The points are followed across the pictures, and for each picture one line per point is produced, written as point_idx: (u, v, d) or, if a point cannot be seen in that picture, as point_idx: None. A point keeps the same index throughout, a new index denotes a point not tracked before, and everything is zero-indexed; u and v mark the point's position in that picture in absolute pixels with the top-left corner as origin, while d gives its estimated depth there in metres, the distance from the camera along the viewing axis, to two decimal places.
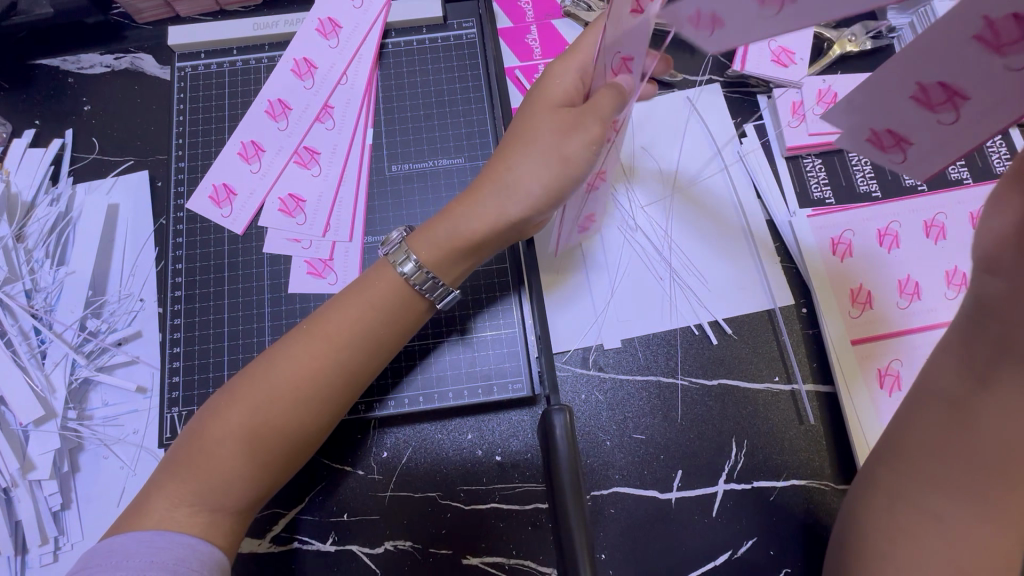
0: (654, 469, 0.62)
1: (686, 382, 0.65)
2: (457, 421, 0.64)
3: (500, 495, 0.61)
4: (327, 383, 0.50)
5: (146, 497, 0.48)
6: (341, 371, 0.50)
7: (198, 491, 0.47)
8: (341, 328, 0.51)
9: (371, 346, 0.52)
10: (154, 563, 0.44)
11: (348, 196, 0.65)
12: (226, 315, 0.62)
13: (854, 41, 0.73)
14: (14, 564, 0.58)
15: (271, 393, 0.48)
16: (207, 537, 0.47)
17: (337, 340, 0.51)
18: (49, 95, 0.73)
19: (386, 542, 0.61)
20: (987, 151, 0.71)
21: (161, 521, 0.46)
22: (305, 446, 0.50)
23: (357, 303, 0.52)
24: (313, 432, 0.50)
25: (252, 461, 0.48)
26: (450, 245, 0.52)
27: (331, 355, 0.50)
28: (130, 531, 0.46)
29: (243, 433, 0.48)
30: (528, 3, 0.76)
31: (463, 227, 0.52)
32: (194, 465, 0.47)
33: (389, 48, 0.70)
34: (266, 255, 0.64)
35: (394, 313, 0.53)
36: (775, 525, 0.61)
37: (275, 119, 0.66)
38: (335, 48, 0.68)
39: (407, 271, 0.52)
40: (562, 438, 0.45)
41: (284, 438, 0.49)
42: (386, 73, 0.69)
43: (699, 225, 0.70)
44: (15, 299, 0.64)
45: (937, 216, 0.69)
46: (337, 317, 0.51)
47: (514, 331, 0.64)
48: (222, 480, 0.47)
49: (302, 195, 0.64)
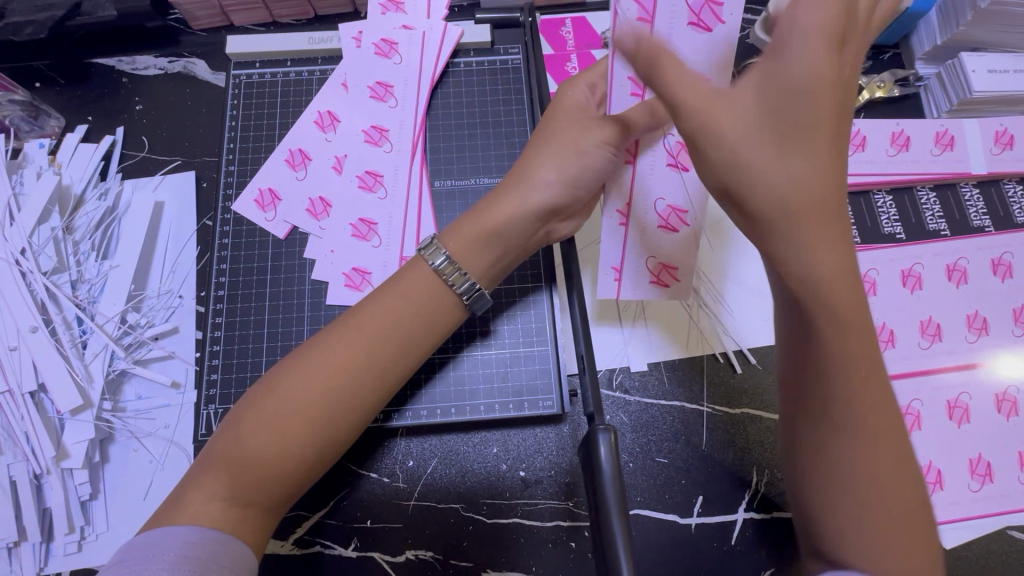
0: (675, 493, 0.63)
1: (710, 409, 0.66)
2: (484, 434, 0.65)
3: (522, 511, 0.62)
4: (362, 379, 0.50)
5: (184, 492, 0.46)
6: (375, 363, 0.50)
7: (233, 486, 0.46)
8: (376, 323, 0.51)
9: (404, 338, 0.51)
10: (187, 557, 0.42)
11: (389, 218, 0.66)
12: (266, 317, 0.64)
13: (883, 87, 0.76)
14: (39, 553, 0.59)
15: (310, 385, 0.48)
16: (238, 533, 0.45)
17: (374, 332, 0.51)
18: (104, 93, 0.76)
19: (408, 551, 0.61)
20: (1009, 199, 0.74)
21: (195, 517, 0.45)
22: (347, 436, 0.50)
23: (389, 296, 0.52)
24: (354, 423, 0.50)
25: (288, 456, 0.47)
26: (479, 234, 0.55)
27: (364, 348, 0.50)
28: (165, 523, 0.45)
29: (278, 426, 0.47)
30: (570, 32, 0.80)
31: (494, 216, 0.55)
32: (228, 459, 0.46)
33: (459, 70, 0.72)
34: (308, 261, 0.65)
35: (427, 305, 0.53)
36: (794, 556, 0.61)
37: (322, 129, 0.69)
38: (398, 64, 0.71)
39: (439, 263, 0.53)
40: (605, 460, 0.45)
41: (324, 430, 0.48)
42: (447, 96, 0.72)
43: (729, 259, 0.72)
44: (59, 288, 0.65)
45: (959, 260, 0.71)
46: (369, 311, 0.51)
47: (546, 349, 0.65)
48: (266, 475, 0.46)
49: (373, 218, 0.66)
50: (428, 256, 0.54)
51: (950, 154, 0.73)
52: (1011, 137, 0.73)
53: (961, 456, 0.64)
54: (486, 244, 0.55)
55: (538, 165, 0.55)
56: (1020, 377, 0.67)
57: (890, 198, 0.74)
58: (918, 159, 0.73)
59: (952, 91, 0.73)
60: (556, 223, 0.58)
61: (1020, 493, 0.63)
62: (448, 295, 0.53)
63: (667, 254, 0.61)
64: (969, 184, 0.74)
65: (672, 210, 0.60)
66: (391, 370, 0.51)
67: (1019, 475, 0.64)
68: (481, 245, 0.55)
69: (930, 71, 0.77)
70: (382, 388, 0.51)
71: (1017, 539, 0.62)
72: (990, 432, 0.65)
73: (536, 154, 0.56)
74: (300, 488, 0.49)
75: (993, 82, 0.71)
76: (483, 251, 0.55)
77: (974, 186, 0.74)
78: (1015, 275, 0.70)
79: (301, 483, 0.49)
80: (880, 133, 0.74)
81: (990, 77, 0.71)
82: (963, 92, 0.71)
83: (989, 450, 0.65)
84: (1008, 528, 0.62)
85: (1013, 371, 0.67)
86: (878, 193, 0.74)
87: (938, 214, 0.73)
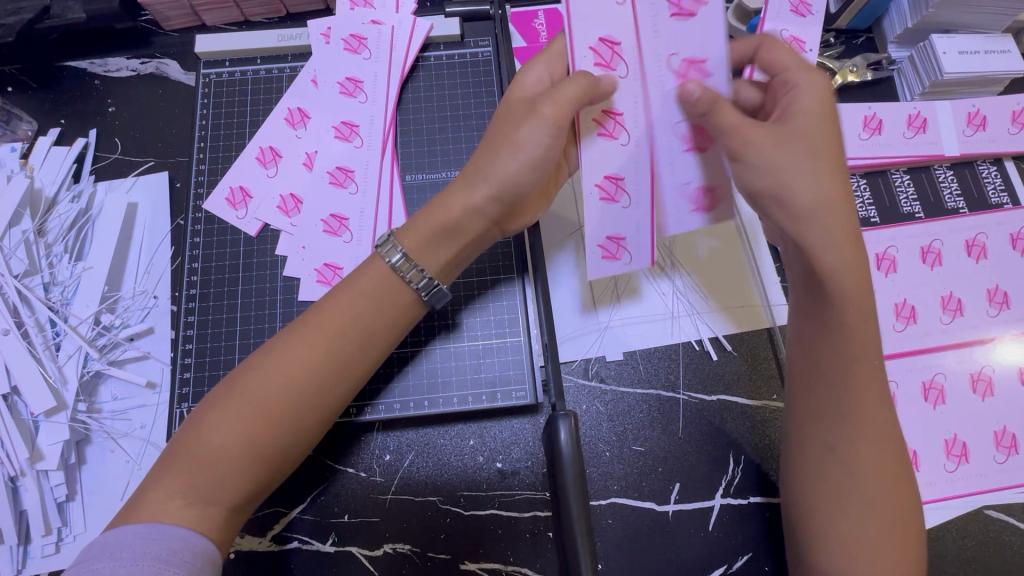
0: (652, 481, 0.63)
1: (686, 396, 0.66)
2: (460, 427, 0.65)
3: (499, 501, 0.62)
4: (322, 380, 0.49)
5: (146, 490, 0.47)
6: (335, 359, 0.50)
7: (194, 483, 0.46)
8: (334, 322, 0.51)
9: (364, 337, 0.51)
10: (147, 554, 0.42)
11: (359, 213, 0.66)
12: (238, 315, 0.64)
13: (855, 71, 0.76)
14: (16, 555, 0.59)
15: (270, 383, 0.48)
16: (201, 530, 0.46)
17: (332, 331, 0.50)
18: (75, 95, 0.76)
19: (386, 545, 0.61)
20: (982, 180, 0.74)
21: (161, 515, 0.45)
22: (307, 434, 0.50)
23: (348, 294, 0.52)
24: (315, 420, 0.50)
25: (245, 453, 0.47)
26: (438, 233, 0.53)
27: (325, 349, 0.50)
28: (126, 523, 0.45)
29: (235, 423, 0.47)
30: (542, 24, 0.81)
31: (450, 215, 0.53)
32: (188, 457, 0.46)
33: (430, 62, 0.72)
34: (280, 258, 0.66)
35: (386, 304, 0.52)
36: (769, 540, 0.61)
37: (292, 126, 0.69)
38: (368, 59, 0.70)
39: (394, 261, 0.53)
40: (567, 446, 0.45)
41: (285, 425, 0.48)
42: (418, 87, 0.72)
43: (702, 246, 0.72)
44: (32, 291, 0.66)
45: (934, 242, 0.71)
46: (328, 310, 0.51)
47: (519, 340, 0.65)
48: (224, 471, 0.46)
49: (345, 214, 0.66)
50: (385, 255, 0.53)
51: (923, 137, 0.73)
52: (984, 118, 0.73)
53: (937, 437, 0.64)
54: (444, 240, 0.53)
55: (485, 160, 0.53)
56: (995, 357, 0.67)
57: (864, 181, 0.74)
58: (891, 142, 0.73)
59: (923, 74, 0.73)
60: (511, 217, 0.57)
61: (996, 473, 0.63)
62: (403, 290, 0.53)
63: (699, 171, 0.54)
64: (943, 166, 0.74)
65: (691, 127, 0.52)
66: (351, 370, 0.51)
67: (995, 455, 0.64)
68: (439, 241, 0.53)
69: (902, 54, 0.78)
70: (343, 388, 0.51)
71: (994, 518, 0.62)
72: (965, 413, 0.65)
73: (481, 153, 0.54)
74: (267, 484, 0.49)
75: (963, 64, 0.71)
76: (443, 248, 0.54)
77: (948, 168, 0.74)
78: (989, 256, 0.70)
79: (268, 479, 0.49)
80: (853, 116, 0.73)
81: (960, 59, 0.71)
82: (934, 75, 0.71)
83: (965, 431, 0.65)
84: (984, 508, 0.62)
85: (987, 352, 0.67)
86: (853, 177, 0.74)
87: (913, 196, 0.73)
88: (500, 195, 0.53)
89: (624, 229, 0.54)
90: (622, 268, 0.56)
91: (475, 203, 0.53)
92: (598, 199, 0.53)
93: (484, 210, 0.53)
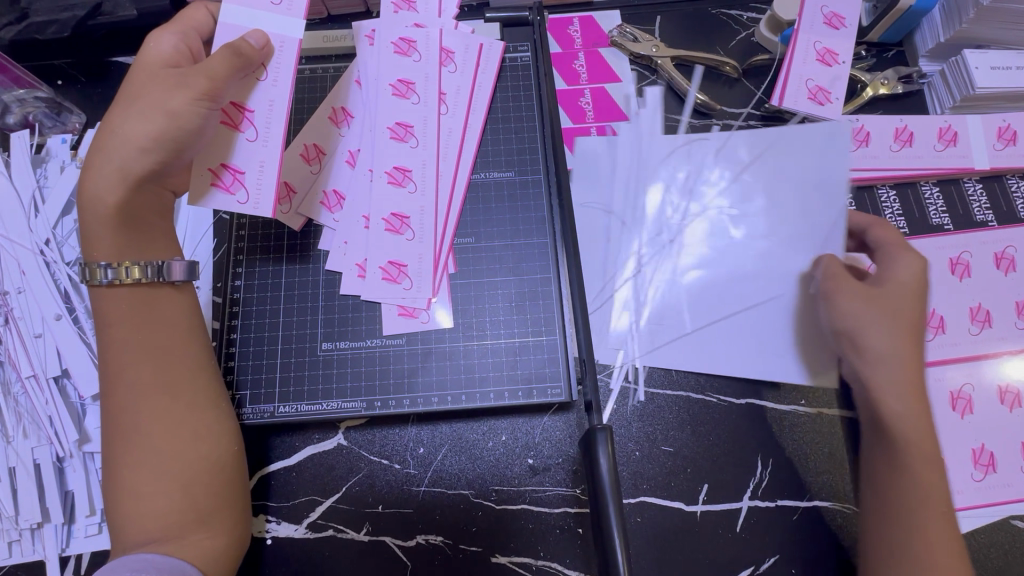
0: (681, 481, 0.64)
1: (715, 399, 0.67)
2: (493, 422, 0.66)
3: (530, 497, 0.63)
4: (164, 364, 0.55)
5: (136, 484, 0.53)
6: (150, 340, 0.56)
7: (160, 473, 0.53)
8: (137, 310, 0.56)
9: (179, 345, 0.57)
10: None
11: (419, 211, 0.67)
12: (281, 306, 0.68)
13: (886, 84, 0.78)
14: (60, 533, 0.60)
15: (121, 363, 0.55)
16: (167, 551, 0.51)
17: (149, 319, 0.56)
18: None
19: (418, 535, 0.63)
20: (1011, 194, 0.75)
21: (140, 537, 0.52)
22: (163, 419, 0.54)
23: (127, 297, 0.56)
24: (159, 402, 0.54)
25: (138, 432, 0.54)
26: (120, 177, 0.55)
27: (136, 331, 0.55)
28: (137, 505, 0.52)
29: (133, 402, 0.54)
30: (578, 30, 0.83)
31: (136, 161, 0.55)
32: (119, 443, 0.54)
33: (507, 62, 0.76)
34: (322, 252, 0.69)
35: (151, 299, 0.57)
36: (796, 543, 0.63)
37: (336, 124, 0.71)
38: (418, 61, 0.69)
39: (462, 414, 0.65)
40: (603, 467, 0.50)
41: (132, 406, 0.54)
42: (493, 106, 0.75)
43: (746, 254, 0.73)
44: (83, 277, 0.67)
45: (962, 254, 0.72)
46: (110, 304, 0.56)
47: (554, 338, 0.67)
48: (119, 443, 0.54)
49: (404, 212, 0.67)
50: (93, 279, 0.55)
51: (953, 150, 0.74)
52: (1014, 133, 0.75)
53: (963, 446, 0.65)
54: (142, 199, 0.57)
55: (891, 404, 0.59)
56: (1022, 370, 0.68)
57: (893, 192, 0.75)
58: (921, 155, 0.74)
59: (954, 87, 0.74)
60: (174, 175, 0.59)
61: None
62: (164, 256, 0.59)
63: (347, 183, 0.70)
64: (972, 180, 0.75)
65: (286, 181, 0.69)
66: (185, 385, 0.56)
67: (1021, 466, 0.64)
68: (83, 201, 0.55)
69: (932, 68, 0.79)
70: (148, 371, 0.55)
71: (1018, 528, 0.63)
72: (993, 423, 0.66)
73: (151, 91, 0.55)
74: (194, 484, 0.54)
75: (997, 79, 0.72)
76: (150, 208, 0.58)
77: (977, 181, 0.75)
78: (1018, 269, 0.71)
79: (189, 471, 0.54)
80: (883, 128, 0.75)
81: (992, 74, 0.72)
82: (965, 89, 0.73)
83: (992, 441, 0.65)
84: (1011, 518, 0.63)
85: (1015, 364, 0.68)
86: (882, 188, 0.75)
87: (941, 209, 0.74)
88: (174, 135, 0.55)
89: (404, 208, 0.67)
90: (403, 292, 0.66)
91: (143, 144, 0.54)
92: (317, 201, 0.69)
93: (164, 163, 0.56)
